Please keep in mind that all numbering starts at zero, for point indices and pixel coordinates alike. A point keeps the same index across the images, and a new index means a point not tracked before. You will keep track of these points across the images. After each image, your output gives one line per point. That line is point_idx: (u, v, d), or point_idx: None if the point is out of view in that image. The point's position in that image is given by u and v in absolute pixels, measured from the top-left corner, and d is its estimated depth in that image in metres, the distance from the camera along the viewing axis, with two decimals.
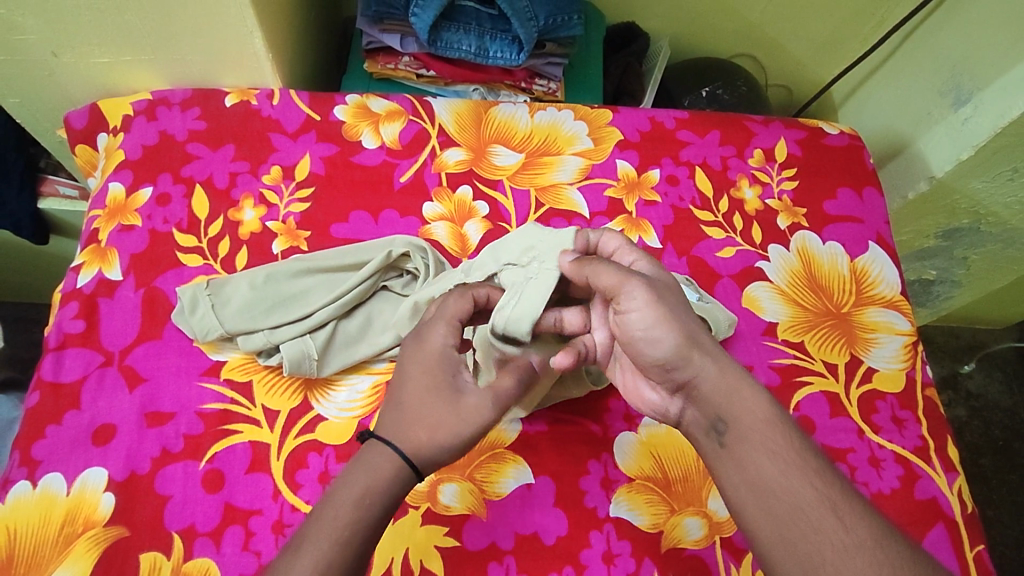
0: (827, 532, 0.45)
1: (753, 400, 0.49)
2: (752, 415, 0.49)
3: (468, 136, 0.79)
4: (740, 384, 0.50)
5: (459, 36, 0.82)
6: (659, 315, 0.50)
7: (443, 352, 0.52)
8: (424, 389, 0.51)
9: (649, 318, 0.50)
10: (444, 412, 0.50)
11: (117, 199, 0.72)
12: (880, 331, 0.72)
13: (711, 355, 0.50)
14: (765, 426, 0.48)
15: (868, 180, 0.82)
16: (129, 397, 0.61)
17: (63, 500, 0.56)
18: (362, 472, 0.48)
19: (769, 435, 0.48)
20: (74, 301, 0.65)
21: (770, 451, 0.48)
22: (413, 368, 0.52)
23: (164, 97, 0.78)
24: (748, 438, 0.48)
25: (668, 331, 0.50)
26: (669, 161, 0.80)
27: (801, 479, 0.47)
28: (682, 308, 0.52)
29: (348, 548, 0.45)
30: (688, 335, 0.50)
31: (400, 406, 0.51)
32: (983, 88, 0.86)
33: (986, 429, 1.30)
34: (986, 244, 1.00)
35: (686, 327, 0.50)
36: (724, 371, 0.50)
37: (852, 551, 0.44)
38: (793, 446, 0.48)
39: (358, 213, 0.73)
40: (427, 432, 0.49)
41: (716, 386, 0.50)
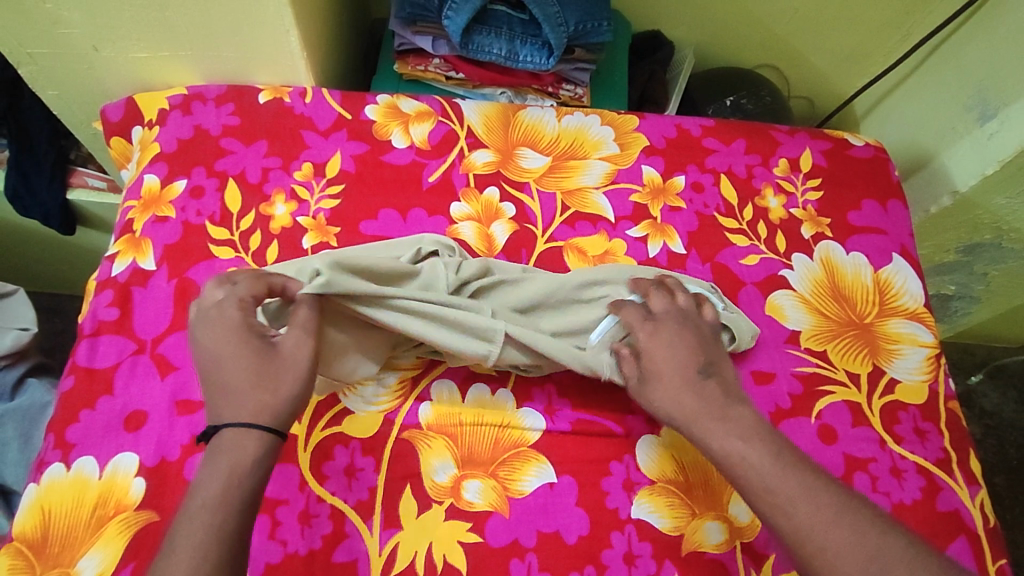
0: (808, 537, 0.48)
1: (721, 439, 0.53)
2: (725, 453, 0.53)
3: (497, 138, 0.80)
4: (708, 419, 0.55)
5: (491, 39, 0.84)
6: (651, 405, 0.58)
7: (231, 320, 0.53)
8: (237, 359, 0.51)
9: (649, 406, 0.59)
10: (272, 367, 0.52)
11: (152, 190, 0.73)
12: (903, 343, 0.72)
13: (689, 412, 0.56)
14: (735, 443, 0.53)
15: (893, 192, 0.83)
16: (160, 384, 0.62)
17: (96, 483, 0.57)
18: (226, 462, 0.48)
19: (740, 450, 0.52)
20: (109, 290, 0.67)
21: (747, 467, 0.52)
22: (212, 342, 0.52)
23: (200, 92, 0.79)
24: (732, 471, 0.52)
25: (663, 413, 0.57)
26: (695, 168, 0.81)
27: (780, 479, 0.50)
28: (665, 386, 0.57)
29: (226, 521, 0.46)
30: (670, 408, 0.57)
31: (223, 389, 0.51)
32: (1010, 103, 0.86)
33: (1000, 448, 1.29)
34: (1007, 260, 1.00)
35: (668, 405, 0.57)
36: (689, 415, 0.55)
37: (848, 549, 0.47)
38: (758, 451, 0.52)
39: (387, 211, 0.74)
40: (269, 391, 0.51)
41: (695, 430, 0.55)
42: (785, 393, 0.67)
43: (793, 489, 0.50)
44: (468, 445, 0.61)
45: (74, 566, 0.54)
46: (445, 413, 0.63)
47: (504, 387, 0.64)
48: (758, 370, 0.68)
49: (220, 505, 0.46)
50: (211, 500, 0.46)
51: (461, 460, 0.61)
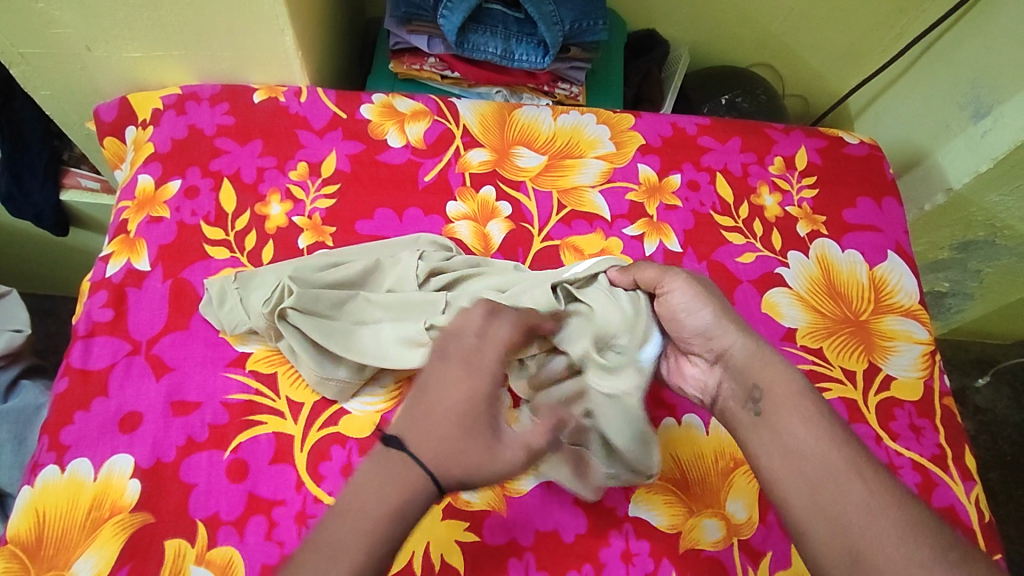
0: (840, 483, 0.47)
1: (776, 370, 0.54)
2: (777, 382, 0.53)
3: (492, 137, 0.80)
4: (769, 358, 0.55)
5: (486, 38, 0.83)
6: (690, 294, 0.59)
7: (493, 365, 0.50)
8: (447, 416, 0.47)
9: (688, 298, 0.59)
10: (495, 443, 0.47)
11: (146, 191, 0.73)
12: (898, 339, 0.72)
13: (742, 332, 0.57)
14: (792, 393, 0.52)
15: (887, 190, 0.83)
16: (155, 386, 0.61)
17: (91, 485, 0.57)
18: (395, 477, 0.45)
19: (795, 401, 0.52)
20: (103, 290, 0.66)
21: (799, 407, 0.51)
22: (438, 389, 0.48)
23: (194, 92, 0.79)
24: (780, 404, 0.52)
25: (706, 307, 0.58)
26: (691, 166, 0.81)
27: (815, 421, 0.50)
28: (717, 298, 0.59)
29: (379, 533, 0.44)
30: (722, 313, 0.57)
31: (420, 425, 0.47)
32: (1003, 101, 0.86)
33: (995, 444, 1.30)
34: (1001, 257, 1.01)
35: (718, 313, 0.58)
36: (752, 348, 0.56)
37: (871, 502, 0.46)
38: (813, 406, 0.51)
39: (382, 211, 0.74)
40: (471, 459, 0.46)
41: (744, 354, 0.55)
42: None
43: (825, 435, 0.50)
44: None
45: (69, 569, 0.54)
46: None
47: None
48: None
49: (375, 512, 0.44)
50: (375, 515, 0.44)
51: None
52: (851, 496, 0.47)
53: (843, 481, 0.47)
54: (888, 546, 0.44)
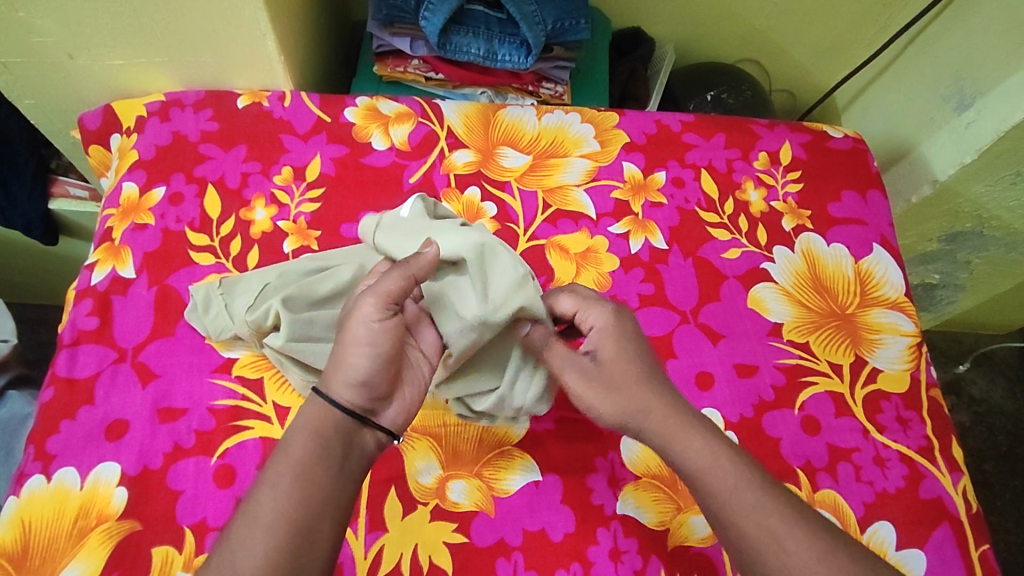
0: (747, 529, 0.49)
1: (692, 443, 0.52)
2: (692, 460, 0.52)
3: (477, 138, 0.80)
4: (683, 428, 0.53)
5: (469, 39, 0.83)
6: (586, 387, 0.56)
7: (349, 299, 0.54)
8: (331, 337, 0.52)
9: (590, 395, 0.56)
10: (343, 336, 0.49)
11: (131, 198, 0.73)
12: (884, 332, 0.72)
13: (656, 412, 0.54)
14: (710, 457, 0.52)
15: (872, 183, 0.83)
16: (141, 393, 0.61)
17: (77, 494, 0.57)
18: (294, 430, 0.48)
19: (713, 465, 0.52)
20: (88, 299, 0.66)
21: (714, 483, 0.51)
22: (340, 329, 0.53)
23: (178, 98, 0.79)
24: (695, 481, 0.52)
25: (607, 394, 0.55)
26: (675, 163, 0.81)
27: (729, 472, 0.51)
28: (623, 378, 0.55)
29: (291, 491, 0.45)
30: (631, 402, 0.54)
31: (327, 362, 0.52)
32: (986, 92, 0.87)
33: (989, 434, 1.30)
34: (989, 248, 1.01)
35: (625, 399, 0.55)
36: (669, 420, 0.54)
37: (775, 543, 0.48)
38: (730, 462, 0.52)
39: (368, 213, 0.74)
40: (335, 364, 0.49)
41: (660, 430, 0.54)
42: (768, 385, 0.68)
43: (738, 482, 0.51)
44: (453, 445, 0.61)
45: None
46: (430, 415, 0.62)
47: None
48: (740, 363, 0.68)
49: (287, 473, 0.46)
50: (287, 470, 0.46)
51: (446, 461, 0.61)
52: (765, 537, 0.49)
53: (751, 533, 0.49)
54: None
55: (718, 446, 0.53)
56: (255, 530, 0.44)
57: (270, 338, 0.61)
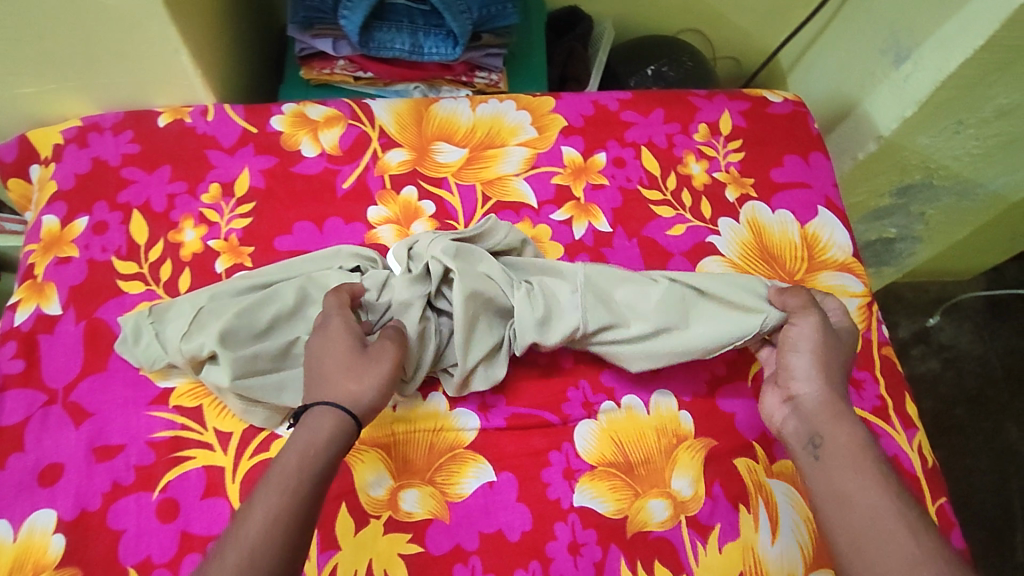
0: (868, 507, 0.49)
1: (844, 430, 0.54)
2: (845, 437, 0.54)
3: (410, 136, 0.78)
4: (843, 416, 0.55)
5: (392, 34, 0.81)
6: (808, 334, 0.59)
7: (340, 325, 0.57)
8: (333, 349, 0.56)
9: (805, 336, 0.59)
10: (363, 363, 0.55)
11: (52, 231, 0.70)
12: (834, 295, 0.72)
13: (823, 383, 0.57)
14: (858, 449, 0.53)
15: (814, 144, 0.82)
16: (76, 434, 0.60)
17: (12, 546, 0.55)
18: (306, 432, 0.51)
19: (859, 454, 0.52)
20: (13, 341, 0.64)
21: (860, 467, 0.52)
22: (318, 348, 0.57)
23: (95, 122, 0.76)
24: (840, 456, 0.53)
25: (807, 354, 0.58)
26: (615, 143, 0.79)
27: (869, 463, 0.52)
28: (829, 349, 0.59)
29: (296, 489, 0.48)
30: (824, 365, 0.58)
31: (316, 373, 0.55)
32: (922, 43, 0.85)
33: (960, 379, 1.31)
34: (941, 198, 1.02)
35: (821, 363, 0.58)
36: (837, 397, 0.56)
37: (884, 528, 0.48)
38: (874, 463, 0.52)
39: (301, 224, 0.72)
40: (354, 380, 0.54)
41: (821, 398, 0.56)
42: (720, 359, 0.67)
43: (871, 476, 0.51)
44: (403, 454, 0.60)
45: None
46: (377, 425, 0.61)
47: (436, 392, 0.63)
48: None
49: (294, 472, 0.49)
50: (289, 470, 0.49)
51: (396, 471, 0.59)
52: (879, 513, 0.49)
53: (869, 500, 0.50)
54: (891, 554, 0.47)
55: (870, 449, 0.53)
56: (265, 512, 0.47)
57: (209, 371, 0.59)
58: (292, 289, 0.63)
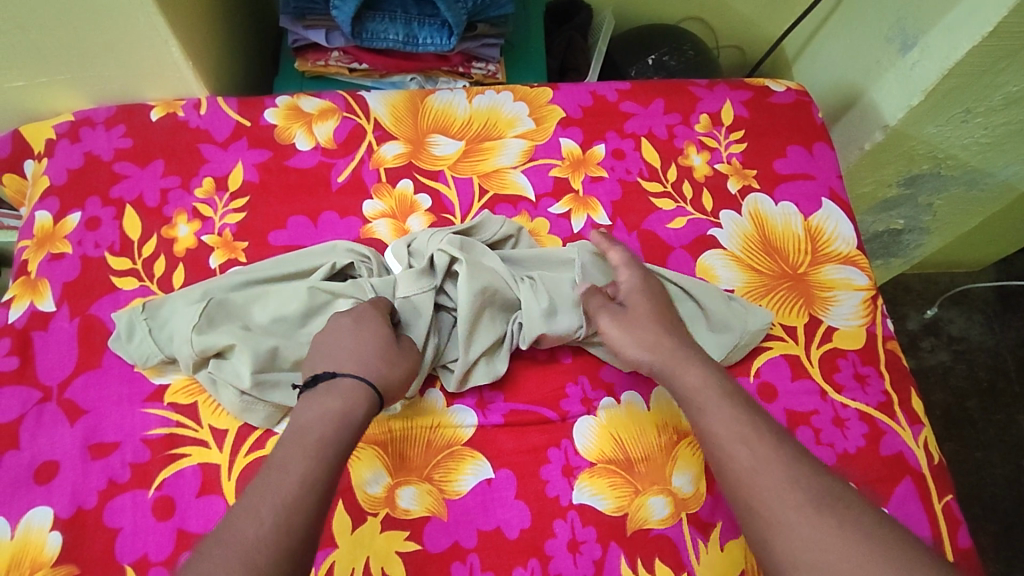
0: (732, 446, 0.50)
1: (688, 374, 0.56)
2: (691, 387, 0.55)
3: (405, 129, 0.77)
4: (681, 362, 0.57)
5: (385, 25, 0.80)
6: (612, 328, 0.60)
7: (365, 309, 0.58)
8: (365, 331, 0.56)
9: (618, 335, 0.59)
10: (392, 350, 0.56)
11: (45, 228, 0.70)
12: (838, 289, 0.71)
13: (647, 347, 0.58)
14: (704, 391, 0.54)
15: (818, 135, 0.80)
16: (70, 431, 0.59)
17: (8, 544, 0.54)
18: (337, 401, 0.51)
19: (705, 396, 0.54)
20: (6, 338, 0.63)
21: (705, 409, 0.53)
22: (342, 329, 0.56)
23: (87, 117, 0.75)
24: (695, 409, 0.54)
25: (628, 340, 0.59)
26: (614, 134, 0.78)
27: (731, 411, 0.52)
28: (639, 314, 0.60)
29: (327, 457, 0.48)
30: (645, 339, 0.58)
31: (334, 353, 0.55)
32: (928, 30, 0.83)
33: (971, 372, 1.30)
34: (949, 188, 1.00)
35: (648, 334, 0.59)
36: (667, 352, 0.58)
37: (764, 461, 0.49)
38: (721, 396, 0.54)
39: (296, 218, 0.71)
40: (384, 362, 0.55)
41: (654, 359, 0.58)
42: None
43: (743, 426, 0.51)
44: (401, 451, 0.59)
45: None
46: (374, 422, 0.60)
47: (432, 388, 0.62)
48: None
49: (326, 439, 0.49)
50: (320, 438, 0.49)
51: (393, 469, 0.59)
52: (766, 454, 0.49)
53: (739, 439, 0.51)
54: (782, 491, 0.47)
55: (714, 385, 0.55)
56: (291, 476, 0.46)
57: (218, 367, 0.59)
58: (303, 292, 0.62)
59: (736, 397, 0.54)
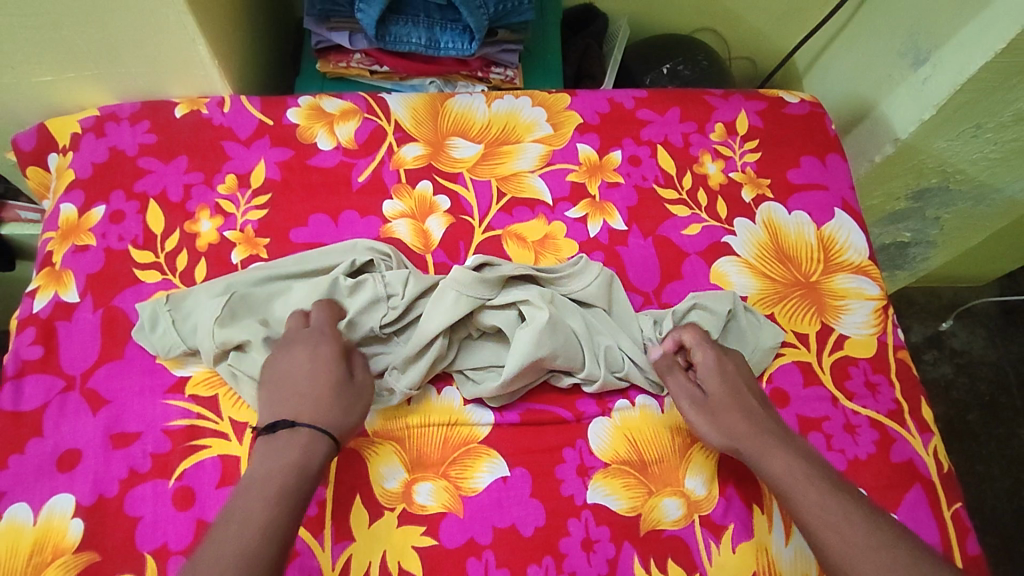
0: (835, 532, 0.51)
1: (775, 459, 0.56)
2: (782, 474, 0.55)
3: (425, 131, 0.78)
4: (769, 446, 0.57)
5: (408, 28, 0.81)
6: (701, 418, 0.60)
7: (320, 347, 0.59)
8: (320, 375, 0.57)
9: (706, 424, 0.60)
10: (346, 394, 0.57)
11: (70, 220, 0.71)
12: (850, 298, 0.72)
13: (734, 434, 0.58)
14: (793, 477, 0.55)
15: (831, 146, 0.81)
16: (92, 421, 0.60)
17: (30, 530, 0.55)
18: (288, 452, 0.53)
19: (793, 481, 0.55)
20: (31, 327, 0.64)
21: (800, 497, 0.54)
22: (299, 371, 0.57)
23: (113, 112, 0.76)
24: (791, 496, 0.54)
25: (719, 428, 0.59)
26: (630, 141, 0.79)
27: (823, 495, 0.53)
28: (726, 401, 0.60)
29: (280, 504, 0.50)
30: (732, 427, 0.59)
31: (295, 396, 0.56)
32: (941, 46, 0.85)
33: (973, 385, 1.31)
34: (956, 202, 1.02)
35: (734, 421, 0.59)
36: (751, 434, 0.58)
37: (865, 543, 0.50)
38: (810, 480, 0.54)
39: (317, 217, 0.72)
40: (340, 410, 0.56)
41: (737, 441, 0.58)
42: None
43: (839, 507, 0.53)
44: (417, 448, 0.60)
45: None
46: (391, 418, 0.61)
47: (449, 385, 0.63)
48: None
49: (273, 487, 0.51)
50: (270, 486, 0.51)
51: (410, 464, 0.60)
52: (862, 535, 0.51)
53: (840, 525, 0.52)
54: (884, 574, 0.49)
55: (803, 468, 0.55)
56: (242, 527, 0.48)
57: (238, 359, 0.61)
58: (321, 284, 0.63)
59: (821, 477, 0.55)
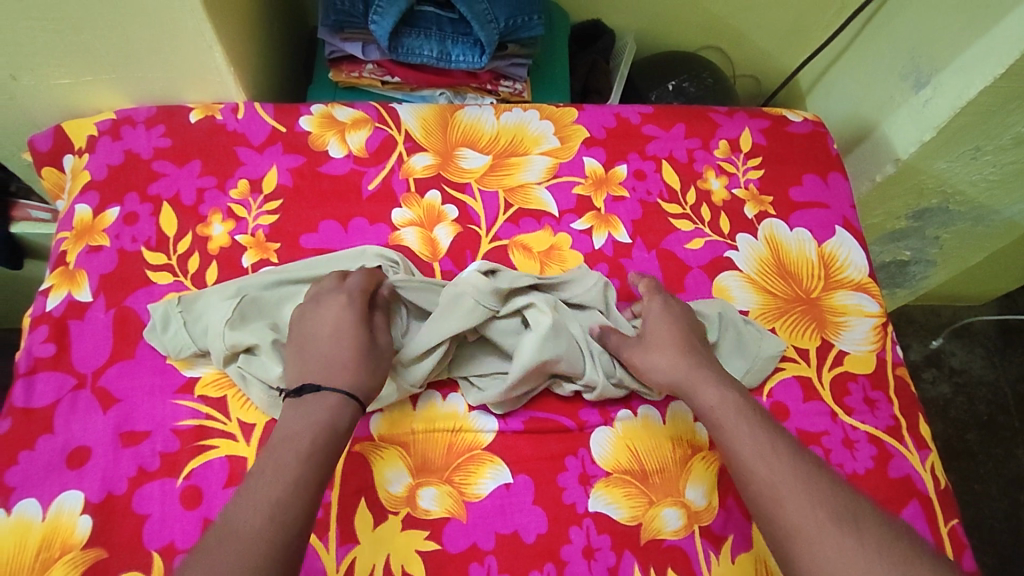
0: (754, 463, 0.53)
1: (704, 392, 0.58)
2: (708, 405, 0.58)
3: (435, 141, 0.79)
4: (702, 379, 0.59)
5: (420, 41, 0.83)
6: (640, 355, 0.62)
7: (347, 311, 0.59)
8: (347, 337, 0.58)
9: (646, 361, 0.62)
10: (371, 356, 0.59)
11: (84, 221, 0.72)
12: (850, 314, 0.73)
13: (669, 366, 0.60)
14: (720, 408, 0.57)
15: (833, 165, 0.83)
16: (102, 418, 0.60)
17: (39, 525, 0.56)
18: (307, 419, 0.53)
19: (722, 413, 0.57)
20: (44, 325, 0.65)
21: (724, 428, 0.56)
22: (326, 333, 0.59)
23: (129, 115, 0.78)
24: (717, 430, 0.56)
25: (657, 364, 0.61)
26: (636, 156, 0.81)
27: (752, 431, 0.55)
28: (667, 342, 0.62)
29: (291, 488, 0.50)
30: (669, 360, 0.61)
31: (323, 358, 0.57)
32: (942, 69, 0.87)
33: (971, 405, 1.31)
34: (956, 222, 1.03)
35: (672, 357, 0.61)
36: (687, 368, 0.60)
37: (786, 476, 0.52)
38: (738, 415, 0.56)
39: (327, 223, 0.73)
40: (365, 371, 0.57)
41: (674, 375, 0.60)
42: None
43: (764, 444, 0.54)
44: (422, 453, 0.61)
45: None
46: (396, 424, 0.62)
47: (454, 392, 0.64)
48: None
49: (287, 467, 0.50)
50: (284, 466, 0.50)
51: (414, 469, 0.60)
52: (785, 469, 0.52)
53: (764, 458, 0.53)
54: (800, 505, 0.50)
55: (732, 402, 0.57)
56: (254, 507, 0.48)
57: (248, 361, 0.61)
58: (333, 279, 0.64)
59: (752, 414, 0.57)
